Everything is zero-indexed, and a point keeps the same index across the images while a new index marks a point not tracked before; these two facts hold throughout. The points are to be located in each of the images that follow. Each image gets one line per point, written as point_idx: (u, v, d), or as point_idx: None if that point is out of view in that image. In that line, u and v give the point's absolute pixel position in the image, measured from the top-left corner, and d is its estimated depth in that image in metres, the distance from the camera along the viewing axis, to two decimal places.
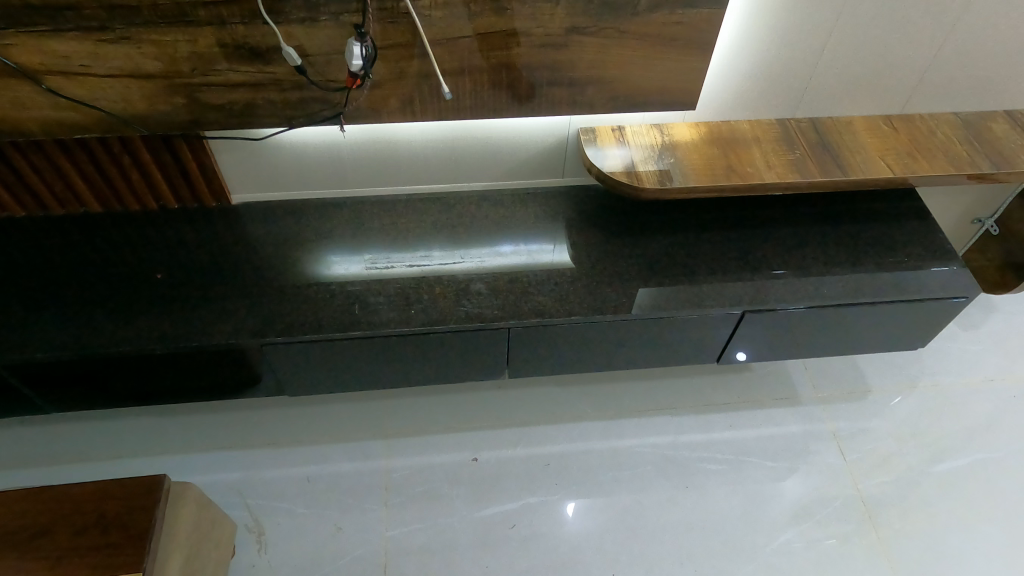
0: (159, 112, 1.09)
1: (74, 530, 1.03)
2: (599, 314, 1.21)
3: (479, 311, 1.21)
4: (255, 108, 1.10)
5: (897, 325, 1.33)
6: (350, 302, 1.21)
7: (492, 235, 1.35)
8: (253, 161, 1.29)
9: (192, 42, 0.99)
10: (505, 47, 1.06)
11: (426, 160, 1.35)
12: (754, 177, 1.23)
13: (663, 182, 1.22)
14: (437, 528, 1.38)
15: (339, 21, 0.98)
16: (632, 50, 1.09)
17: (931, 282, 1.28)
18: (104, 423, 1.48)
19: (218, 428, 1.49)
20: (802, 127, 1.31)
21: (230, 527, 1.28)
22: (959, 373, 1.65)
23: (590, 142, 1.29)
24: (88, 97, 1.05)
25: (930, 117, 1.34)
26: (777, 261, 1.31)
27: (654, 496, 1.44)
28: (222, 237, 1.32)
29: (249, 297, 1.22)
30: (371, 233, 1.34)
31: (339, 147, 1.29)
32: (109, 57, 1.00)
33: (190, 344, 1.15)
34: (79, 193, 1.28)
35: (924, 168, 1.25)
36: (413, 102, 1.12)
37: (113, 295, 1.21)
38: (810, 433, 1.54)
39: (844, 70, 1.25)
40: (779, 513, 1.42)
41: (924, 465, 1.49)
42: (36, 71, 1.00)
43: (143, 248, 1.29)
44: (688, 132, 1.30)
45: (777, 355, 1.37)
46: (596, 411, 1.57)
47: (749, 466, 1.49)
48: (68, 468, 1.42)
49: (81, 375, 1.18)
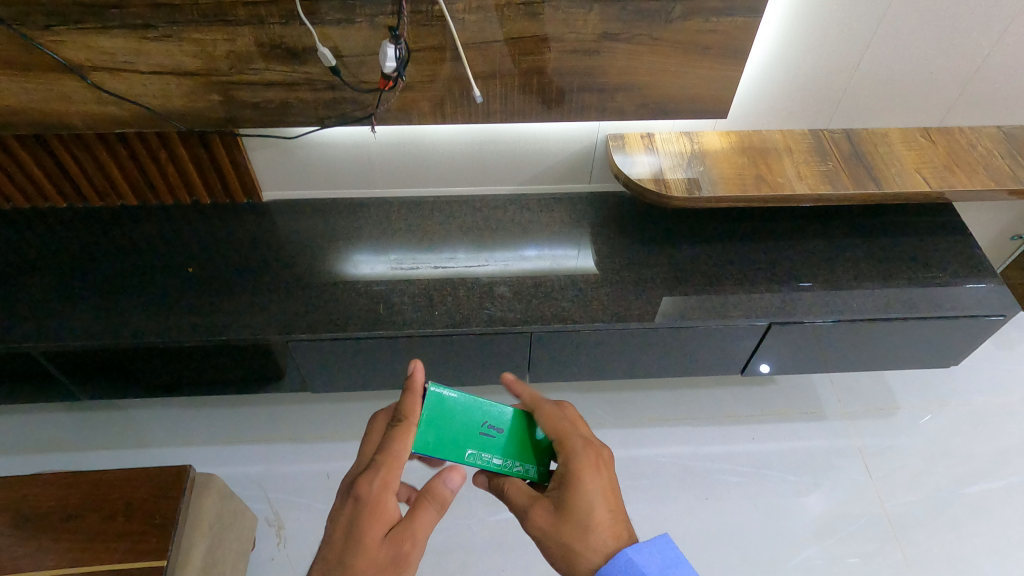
0: (197, 108, 1.11)
1: (102, 516, 1.06)
2: (623, 321, 1.20)
3: (502, 314, 1.21)
4: (289, 106, 1.12)
5: (928, 343, 1.30)
6: (375, 302, 1.22)
7: (517, 239, 1.36)
8: (283, 160, 1.31)
9: (230, 41, 1.01)
10: (536, 52, 1.05)
11: (455, 163, 1.35)
12: (785, 188, 1.21)
13: (691, 190, 1.21)
14: (454, 530, 1.39)
15: (374, 23, 0.99)
16: (664, 58, 1.09)
17: (966, 300, 1.25)
18: (132, 411, 1.52)
19: (242, 420, 1.52)
20: (835, 138, 1.30)
21: (251, 519, 1.29)
22: (990, 394, 1.61)
23: (618, 148, 1.28)
24: (131, 93, 1.07)
25: (969, 131, 1.31)
26: (805, 273, 1.29)
27: (673, 507, 1.43)
28: (253, 233, 1.34)
29: (276, 293, 1.24)
30: (398, 234, 1.36)
31: (370, 149, 1.30)
32: (151, 55, 1.02)
33: (218, 337, 1.17)
34: (117, 186, 1.32)
35: (961, 184, 1.22)
36: (444, 104, 1.13)
37: (144, 286, 1.24)
38: (833, 448, 1.52)
39: (882, 80, 1.23)
40: (801, 529, 1.40)
41: (953, 486, 1.45)
42: (83, 67, 1.03)
43: (175, 241, 1.32)
44: (719, 141, 1.29)
45: (802, 368, 1.35)
46: (616, 419, 1.56)
47: (771, 480, 1.47)
48: (95, 455, 1.45)
49: (112, 364, 1.21)
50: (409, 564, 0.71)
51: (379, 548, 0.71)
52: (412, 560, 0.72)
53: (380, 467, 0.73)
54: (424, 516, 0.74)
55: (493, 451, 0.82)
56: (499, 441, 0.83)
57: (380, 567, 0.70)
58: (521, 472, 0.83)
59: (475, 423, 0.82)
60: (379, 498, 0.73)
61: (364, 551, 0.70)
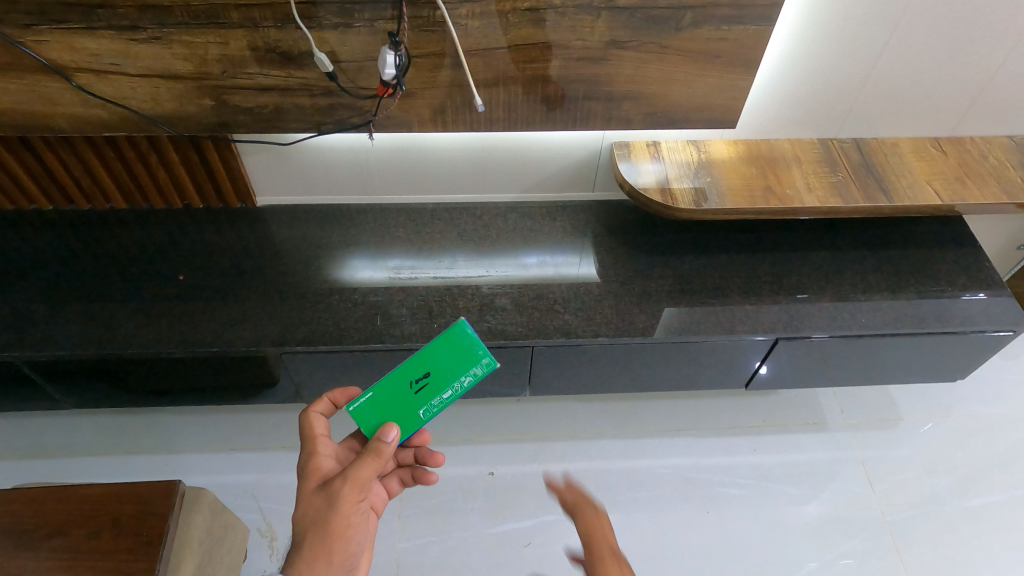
0: (188, 113, 1.07)
1: (87, 533, 1.02)
2: (626, 335, 1.17)
3: (502, 326, 1.18)
4: (284, 112, 1.08)
5: (934, 357, 1.27)
6: (372, 313, 1.19)
7: (518, 247, 1.33)
8: (278, 165, 1.28)
9: (223, 44, 0.97)
10: (540, 59, 1.02)
11: (455, 169, 1.31)
12: (793, 200, 1.18)
13: (698, 202, 1.18)
14: (450, 542, 1.36)
15: (373, 28, 0.95)
16: (673, 66, 1.05)
17: (976, 315, 1.22)
18: (121, 418, 1.48)
19: (235, 428, 1.49)
20: (845, 147, 1.26)
21: (243, 531, 1.26)
22: (993, 405, 1.59)
23: (623, 157, 1.24)
24: (118, 97, 1.03)
25: (981, 141, 1.29)
26: (812, 286, 1.27)
27: (673, 520, 1.41)
28: (247, 240, 1.30)
29: (270, 302, 1.20)
30: (396, 241, 1.33)
31: (368, 155, 1.26)
32: (140, 57, 0.98)
33: (209, 348, 1.13)
34: (105, 189, 1.28)
35: (973, 197, 1.19)
36: (445, 112, 1.09)
37: (133, 294, 1.21)
38: (836, 460, 1.50)
39: (894, 89, 1.20)
40: (803, 542, 1.38)
41: (956, 499, 1.43)
42: (68, 69, 0.99)
43: (166, 247, 1.28)
44: (727, 150, 1.25)
45: (805, 381, 1.32)
46: (616, 430, 1.53)
47: (773, 492, 1.44)
48: (82, 463, 1.42)
49: (99, 373, 1.17)
50: (340, 502, 0.78)
51: (319, 499, 0.80)
52: (345, 500, 0.79)
53: (305, 440, 0.86)
54: (355, 465, 0.80)
55: (436, 389, 0.89)
56: (434, 380, 0.89)
57: (318, 510, 0.79)
58: (473, 379, 0.89)
59: (406, 388, 0.89)
60: (311, 463, 0.84)
61: (307, 504, 0.80)
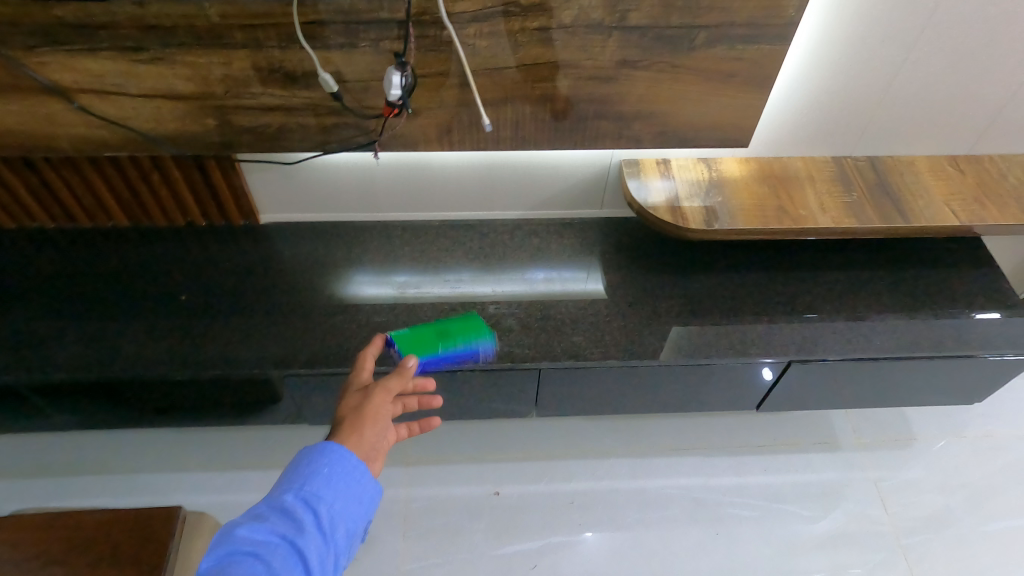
0: (190, 132, 1.06)
1: (85, 562, 1.00)
2: (635, 359, 1.14)
3: (509, 349, 1.16)
4: (288, 131, 1.06)
5: (953, 380, 1.24)
6: (377, 334, 1.17)
7: (525, 265, 1.30)
8: (283, 182, 1.26)
9: (227, 64, 0.95)
10: (549, 79, 1.00)
11: (461, 186, 1.29)
12: (807, 221, 1.15)
13: (709, 222, 1.15)
14: (455, 565, 1.34)
15: (379, 48, 0.93)
16: (684, 86, 1.03)
17: (996, 337, 1.19)
18: (123, 437, 1.46)
19: (238, 447, 1.47)
20: (860, 166, 1.24)
21: None
22: (1009, 425, 1.56)
23: (633, 175, 1.22)
24: (120, 117, 1.02)
25: (999, 159, 1.26)
26: (825, 307, 1.24)
27: (682, 543, 1.38)
28: (250, 259, 1.29)
29: (274, 323, 1.18)
30: (401, 258, 1.30)
31: (373, 172, 1.25)
32: (142, 77, 0.96)
33: (210, 370, 1.11)
34: (107, 207, 1.27)
35: (991, 217, 1.17)
36: (452, 132, 1.07)
37: (135, 315, 1.19)
38: (849, 481, 1.47)
39: (911, 106, 1.17)
40: (815, 567, 1.34)
41: (973, 522, 1.40)
42: (69, 89, 0.98)
43: (169, 266, 1.26)
44: (738, 169, 1.23)
45: (819, 403, 1.29)
46: (624, 449, 1.51)
47: (784, 514, 1.41)
48: (83, 482, 1.40)
49: (100, 396, 1.16)
50: (373, 413, 0.77)
51: (351, 409, 0.78)
52: (375, 413, 0.78)
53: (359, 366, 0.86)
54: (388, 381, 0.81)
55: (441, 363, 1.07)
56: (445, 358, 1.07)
57: (354, 406, 0.79)
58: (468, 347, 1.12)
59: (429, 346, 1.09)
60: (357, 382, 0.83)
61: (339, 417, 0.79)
